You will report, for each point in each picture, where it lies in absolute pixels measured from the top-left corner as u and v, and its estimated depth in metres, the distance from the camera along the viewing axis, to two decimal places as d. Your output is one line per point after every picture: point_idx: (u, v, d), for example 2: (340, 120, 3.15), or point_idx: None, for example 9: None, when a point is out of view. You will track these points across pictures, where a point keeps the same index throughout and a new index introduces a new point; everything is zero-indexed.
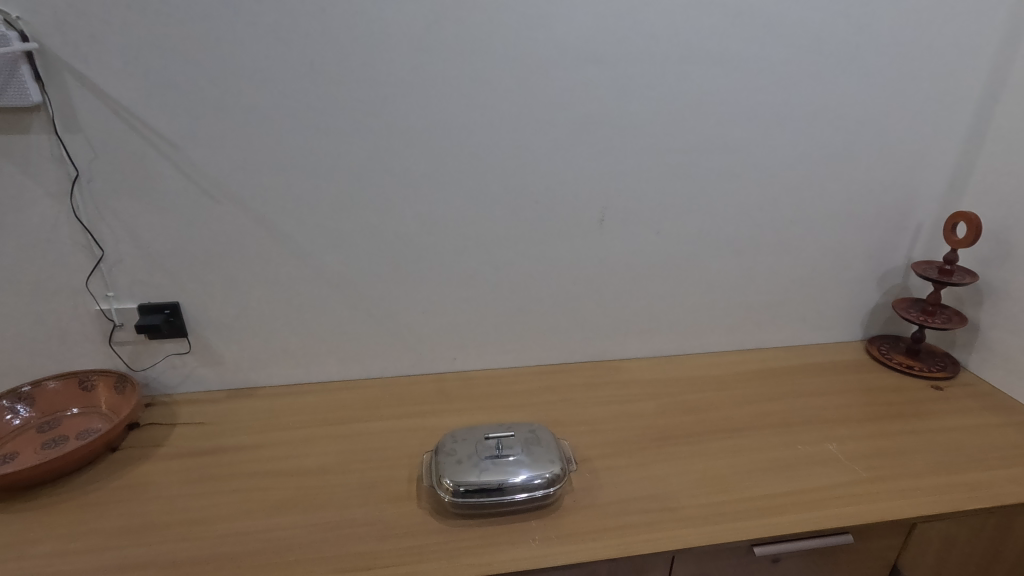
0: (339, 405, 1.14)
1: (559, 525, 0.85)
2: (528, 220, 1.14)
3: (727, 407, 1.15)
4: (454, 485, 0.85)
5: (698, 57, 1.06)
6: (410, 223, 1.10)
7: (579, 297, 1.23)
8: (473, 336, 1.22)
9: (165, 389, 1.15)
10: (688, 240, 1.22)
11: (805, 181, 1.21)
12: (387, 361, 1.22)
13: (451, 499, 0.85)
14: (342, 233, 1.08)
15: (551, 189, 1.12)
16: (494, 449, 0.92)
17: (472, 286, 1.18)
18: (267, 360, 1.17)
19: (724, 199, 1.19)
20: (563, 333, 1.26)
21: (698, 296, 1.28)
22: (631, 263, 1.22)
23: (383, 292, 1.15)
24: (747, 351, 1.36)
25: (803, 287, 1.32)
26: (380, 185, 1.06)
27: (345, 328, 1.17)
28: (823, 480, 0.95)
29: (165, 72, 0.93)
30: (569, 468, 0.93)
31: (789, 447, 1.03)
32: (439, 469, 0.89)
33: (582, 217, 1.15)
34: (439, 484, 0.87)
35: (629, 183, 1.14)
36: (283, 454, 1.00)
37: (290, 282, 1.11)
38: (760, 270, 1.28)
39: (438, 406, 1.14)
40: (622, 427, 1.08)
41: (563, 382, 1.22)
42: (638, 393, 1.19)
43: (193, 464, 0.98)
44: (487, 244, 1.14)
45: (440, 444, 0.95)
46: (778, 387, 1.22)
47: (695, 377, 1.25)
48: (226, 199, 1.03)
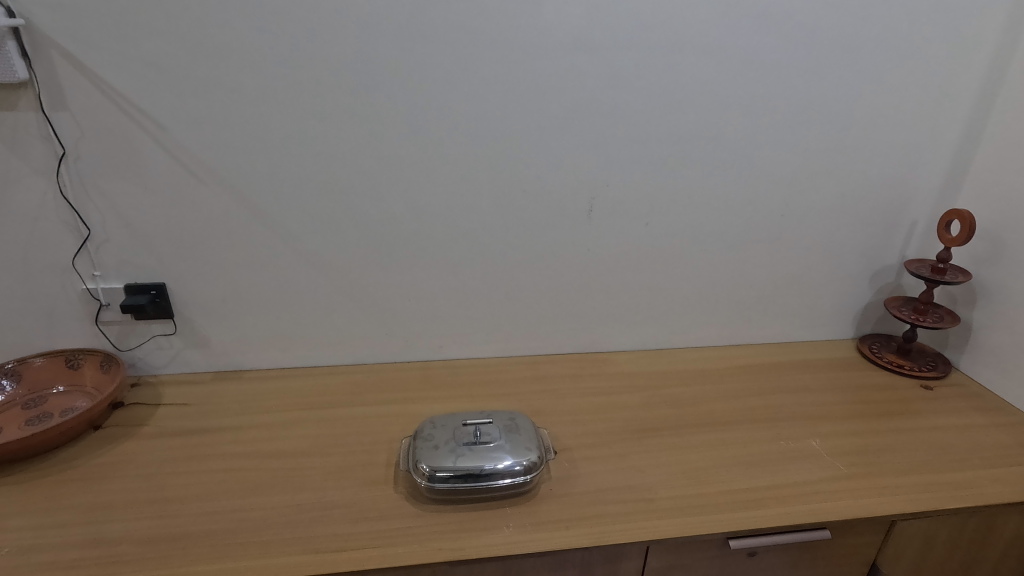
0: (323, 390, 1.14)
1: (533, 513, 0.85)
2: (514, 210, 1.13)
3: (711, 401, 1.14)
4: (430, 470, 0.85)
5: (688, 47, 1.05)
6: (397, 209, 1.10)
7: (567, 288, 1.22)
8: (459, 324, 1.22)
9: (152, 370, 1.16)
10: (678, 233, 1.21)
11: (797, 174, 1.20)
12: (373, 347, 1.22)
13: (427, 484, 0.85)
14: (329, 217, 1.08)
15: (538, 178, 1.11)
16: (472, 435, 0.92)
17: (459, 275, 1.17)
18: (253, 344, 1.17)
19: (715, 192, 1.18)
20: (549, 324, 1.26)
21: (687, 289, 1.27)
22: (620, 254, 1.21)
23: (369, 279, 1.15)
24: (736, 346, 1.35)
25: (794, 283, 1.31)
26: (367, 170, 1.06)
27: (331, 313, 1.17)
28: (803, 476, 0.94)
29: (151, 52, 0.93)
30: (548, 458, 0.93)
31: (771, 443, 1.02)
32: (416, 454, 0.89)
33: (570, 206, 1.15)
34: (414, 469, 0.87)
35: (617, 174, 1.13)
36: (264, 436, 1.00)
37: (277, 266, 1.11)
38: (750, 265, 1.27)
39: (421, 394, 1.13)
40: (604, 419, 1.07)
41: (549, 373, 1.22)
42: (623, 385, 1.18)
43: (174, 444, 0.98)
44: (474, 232, 1.14)
45: (419, 429, 0.95)
46: (765, 383, 1.21)
47: (682, 371, 1.24)
48: (213, 180, 1.03)
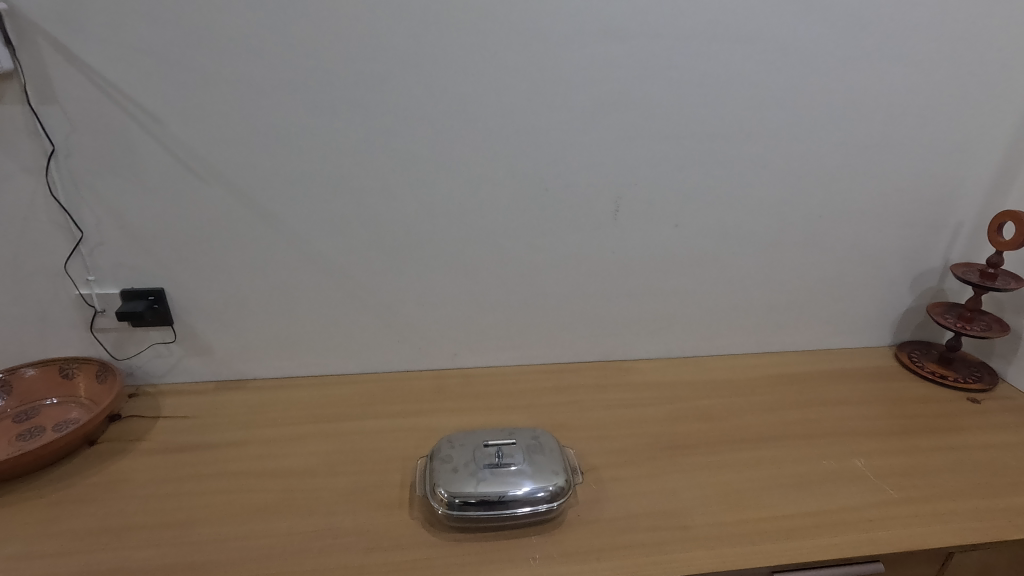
0: (332, 401, 1.08)
1: (560, 543, 0.78)
2: (535, 209, 1.06)
3: (745, 414, 1.07)
4: (450, 498, 0.79)
5: (726, 34, 0.97)
6: (411, 210, 1.03)
7: (589, 293, 1.15)
8: (476, 331, 1.15)
9: (151, 379, 1.09)
10: (709, 234, 1.13)
11: (838, 171, 1.12)
12: (385, 355, 1.15)
13: (446, 512, 0.79)
14: (338, 217, 1.01)
15: (561, 176, 1.04)
16: (493, 456, 0.85)
17: (476, 279, 1.10)
18: (257, 351, 1.11)
19: (749, 192, 1.11)
20: (570, 330, 1.19)
21: (716, 294, 1.20)
22: (646, 257, 1.14)
23: (380, 283, 1.08)
24: (767, 354, 1.28)
25: (830, 288, 1.23)
26: (379, 168, 0.99)
27: (340, 319, 1.10)
28: (850, 501, 0.87)
29: (147, 40, 0.85)
30: (575, 482, 0.86)
31: (813, 462, 0.95)
32: (434, 478, 0.83)
33: (596, 206, 1.07)
34: (432, 495, 0.81)
35: (646, 171, 1.06)
36: (270, 454, 0.94)
37: (283, 270, 1.04)
38: (784, 268, 1.20)
39: (436, 405, 1.07)
40: (632, 434, 1.00)
41: (570, 382, 1.15)
42: (650, 397, 1.11)
43: (173, 461, 0.92)
44: (493, 233, 1.07)
45: (435, 449, 0.88)
46: (801, 394, 1.13)
47: (711, 381, 1.17)
48: (214, 179, 0.96)
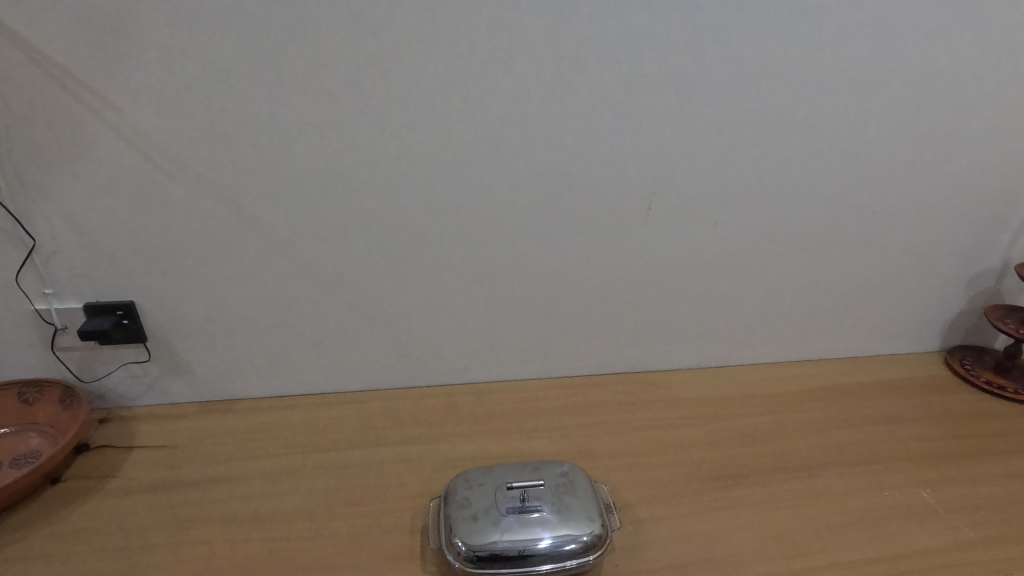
0: (329, 425, 0.96)
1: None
2: (557, 208, 0.93)
3: (790, 436, 0.96)
4: (469, 553, 0.68)
5: (782, 4, 0.83)
6: (416, 211, 0.90)
7: (616, 300, 1.03)
8: (488, 343, 1.03)
9: (124, 402, 0.97)
10: (750, 234, 1.01)
11: (896, 162, 0.99)
12: (388, 370, 1.03)
13: (466, 569, 0.68)
14: (332, 219, 0.88)
15: (588, 170, 0.91)
16: (517, 498, 0.74)
17: (490, 286, 0.98)
18: (244, 369, 0.98)
19: (796, 187, 0.98)
20: (593, 341, 1.07)
21: (755, 298, 1.08)
22: (680, 260, 1.02)
23: (382, 292, 0.96)
24: (807, 362, 1.16)
25: (878, 290, 1.12)
26: (380, 164, 0.86)
27: (336, 332, 0.98)
28: (919, 544, 0.77)
29: (100, 13, 0.71)
30: (611, 527, 0.74)
31: (872, 494, 0.85)
32: (449, 527, 0.71)
33: (625, 204, 0.95)
34: (447, 549, 0.70)
35: (684, 164, 0.93)
36: (259, 492, 0.83)
37: (271, 279, 0.92)
38: (830, 270, 1.08)
39: (447, 429, 0.95)
40: (668, 463, 0.89)
41: (595, 399, 1.03)
42: (683, 416, 1.00)
43: (147, 504, 0.80)
44: (510, 236, 0.94)
45: (449, 490, 0.77)
46: (849, 410, 1.03)
47: (749, 395, 1.06)
48: (188, 177, 0.83)
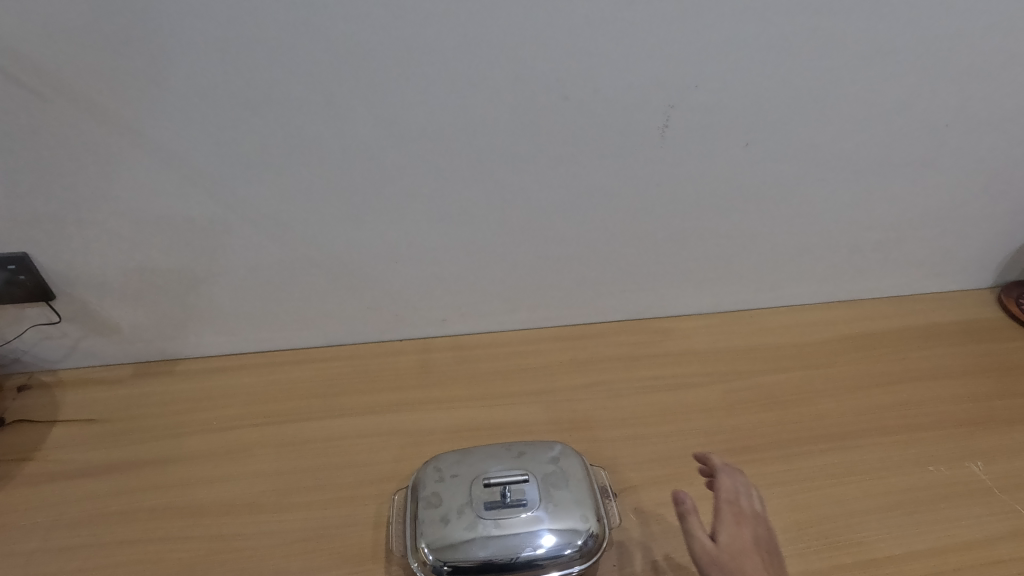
0: (284, 391, 0.83)
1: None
2: (551, 130, 0.72)
3: (819, 398, 0.83)
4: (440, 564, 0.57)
5: None
6: (368, 136, 0.69)
7: (621, 241, 0.85)
8: (468, 292, 0.87)
9: (46, 365, 0.83)
10: (792, 154, 0.80)
11: (999, 54, 0.74)
12: (352, 325, 0.88)
13: None
14: (259, 148, 0.68)
15: (590, 76, 0.68)
16: (497, 492, 0.62)
17: (466, 228, 0.79)
18: (181, 328, 0.83)
19: (860, 94, 0.75)
20: (593, 287, 0.90)
21: (787, 236, 0.90)
22: (702, 192, 0.82)
23: (335, 238, 0.77)
24: (840, 304, 1.01)
25: (938, 222, 0.93)
26: (314, 71, 0.63)
27: (286, 285, 0.81)
28: (970, 533, 0.66)
29: None
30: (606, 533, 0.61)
31: (915, 471, 0.73)
32: (416, 530, 0.60)
33: (638, 124, 0.73)
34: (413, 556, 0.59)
35: (717, 69, 0.70)
36: (200, 477, 0.71)
37: (194, 224, 0.73)
38: (884, 199, 0.88)
39: (422, 395, 0.82)
40: (678, 436, 0.77)
41: (594, 355, 0.89)
42: (695, 374, 0.87)
43: (68, 493, 0.69)
44: (488, 165, 0.74)
45: (415, 482, 0.65)
46: (888, 365, 0.89)
47: (771, 347, 0.92)
48: (56, 93, 0.61)
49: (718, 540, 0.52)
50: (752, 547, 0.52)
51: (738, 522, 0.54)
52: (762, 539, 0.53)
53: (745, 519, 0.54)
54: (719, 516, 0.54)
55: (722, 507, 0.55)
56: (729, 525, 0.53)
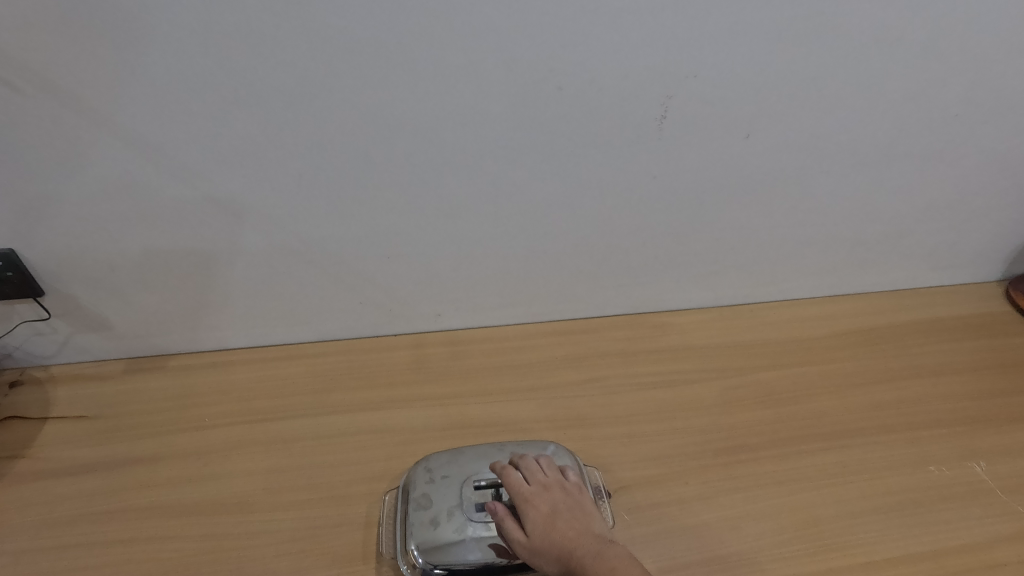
0: (277, 387, 0.82)
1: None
2: (545, 122, 0.69)
3: (819, 395, 0.81)
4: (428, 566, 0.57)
5: None
6: (356, 130, 0.67)
7: (618, 235, 0.83)
8: (463, 287, 0.86)
9: (38, 361, 0.83)
10: (793, 146, 0.77)
11: (1010, 43, 0.72)
12: (345, 320, 0.87)
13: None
14: (244, 142, 0.66)
15: (586, 66, 0.65)
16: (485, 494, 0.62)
17: (459, 223, 0.78)
18: (173, 324, 0.83)
19: (865, 84, 0.73)
20: (590, 281, 0.89)
21: (790, 228, 0.88)
22: (702, 185, 0.80)
23: (325, 233, 0.76)
24: (842, 297, 0.99)
25: (944, 214, 0.90)
26: (299, 64, 0.61)
27: (277, 281, 0.80)
28: (971, 535, 0.65)
29: None
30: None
31: (915, 471, 0.72)
32: (406, 532, 0.60)
33: (635, 115, 0.71)
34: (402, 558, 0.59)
35: (718, 57, 0.67)
36: (192, 476, 0.70)
37: (181, 220, 0.72)
38: (888, 191, 0.85)
39: (415, 392, 0.81)
40: (674, 434, 0.76)
41: (591, 350, 0.88)
42: (693, 370, 0.85)
43: (59, 492, 0.69)
44: (480, 159, 0.71)
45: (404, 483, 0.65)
46: (891, 361, 0.87)
47: (771, 342, 0.90)
48: (33, 87, 0.59)
49: (525, 526, 0.56)
50: (550, 517, 0.56)
51: (531, 500, 0.57)
52: (556, 510, 0.56)
53: (537, 496, 0.58)
54: (518, 499, 0.58)
55: (513, 494, 0.59)
56: (523, 504, 0.57)
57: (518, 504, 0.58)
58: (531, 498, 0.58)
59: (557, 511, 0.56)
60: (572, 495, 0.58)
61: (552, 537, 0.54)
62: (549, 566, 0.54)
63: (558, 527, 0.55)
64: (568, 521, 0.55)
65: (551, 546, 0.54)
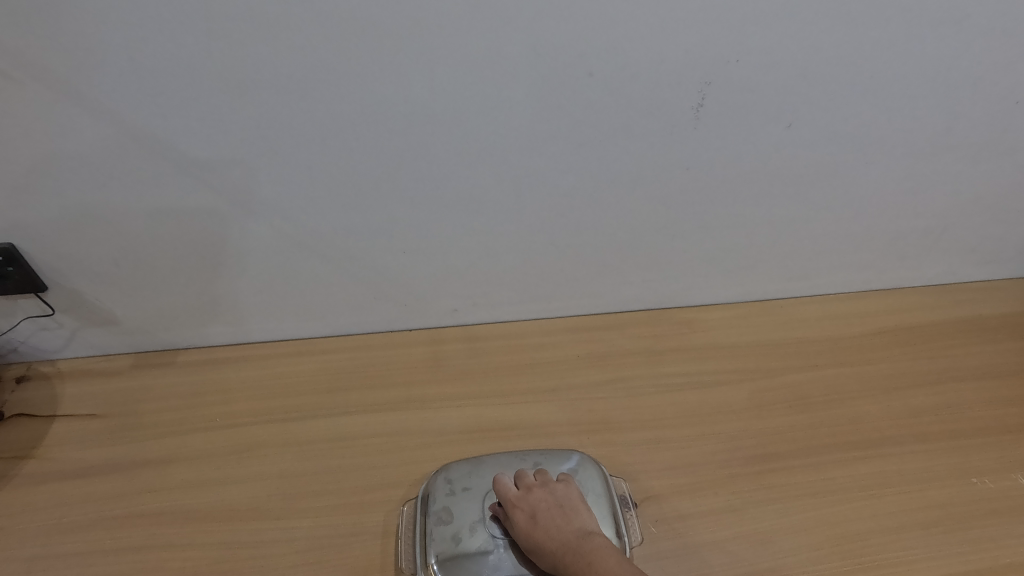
0: (289, 385, 0.79)
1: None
2: (573, 111, 0.64)
3: (854, 400, 0.78)
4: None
5: None
6: (371, 119, 0.62)
7: (645, 230, 0.79)
8: (481, 282, 0.82)
9: (44, 356, 0.81)
10: (837, 136, 0.72)
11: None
12: (359, 315, 0.84)
13: None
14: (253, 133, 0.62)
15: (619, 51, 0.60)
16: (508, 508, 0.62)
17: (478, 216, 0.73)
18: (182, 319, 0.80)
19: (920, 69, 0.67)
20: (614, 277, 0.85)
21: (827, 223, 0.83)
22: (737, 177, 0.75)
23: (338, 227, 0.72)
24: (877, 293, 0.94)
25: (993, 208, 0.84)
26: (308, 46, 0.56)
27: (288, 275, 0.77)
28: (1016, 554, 0.62)
29: None
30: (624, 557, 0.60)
31: (957, 484, 0.69)
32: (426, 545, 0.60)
33: (669, 104, 0.65)
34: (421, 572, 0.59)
35: (764, 39, 0.61)
36: (205, 479, 0.69)
37: (187, 214, 0.68)
38: (936, 183, 0.80)
39: (432, 391, 0.79)
40: (703, 440, 0.73)
41: (614, 349, 0.84)
42: (721, 371, 0.82)
43: (70, 495, 0.67)
44: (502, 151, 0.67)
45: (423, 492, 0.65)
46: (929, 363, 0.83)
47: (803, 342, 0.86)
48: (23, 74, 0.54)
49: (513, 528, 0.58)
50: (534, 517, 0.58)
51: (516, 504, 0.60)
52: (538, 510, 0.58)
53: (522, 499, 0.60)
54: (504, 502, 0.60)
55: (501, 498, 0.61)
56: (509, 508, 0.59)
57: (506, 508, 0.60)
58: (517, 502, 0.60)
59: (541, 511, 0.58)
60: (556, 494, 0.60)
61: (537, 538, 0.56)
62: (543, 564, 0.55)
63: (542, 526, 0.57)
64: (551, 520, 0.57)
65: (536, 546, 0.56)
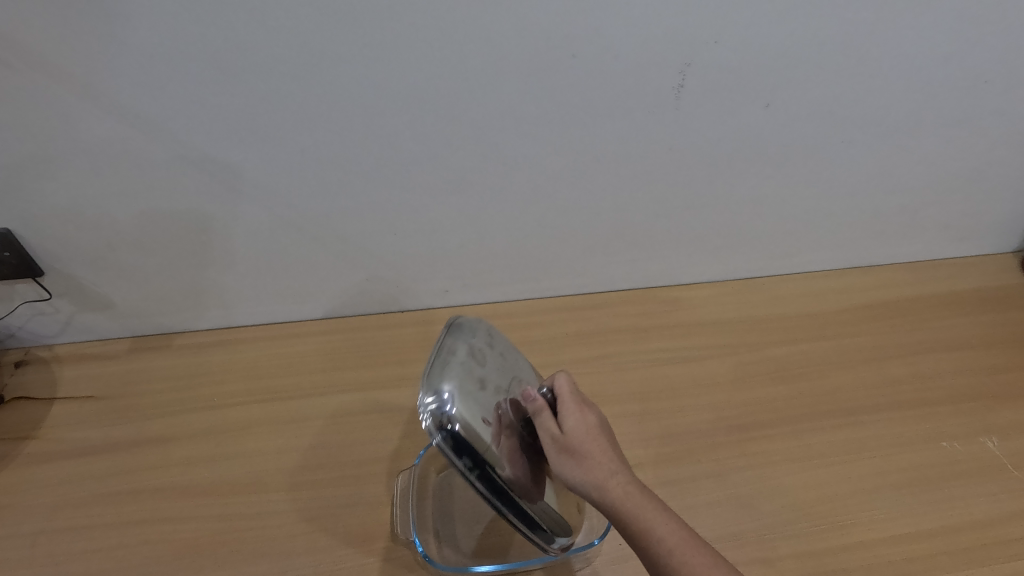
0: (284, 365, 0.81)
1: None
2: (558, 93, 0.66)
3: (832, 371, 0.81)
4: (459, 434, 0.49)
5: None
6: (360, 102, 0.64)
7: (631, 210, 0.81)
8: (471, 262, 0.84)
9: (42, 341, 0.82)
10: (815, 115, 0.74)
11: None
12: (352, 297, 0.85)
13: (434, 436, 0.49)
14: (245, 117, 0.63)
15: (601, 33, 0.62)
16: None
17: (467, 197, 0.75)
18: (176, 303, 0.81)
19: (893, 49, 0.69)
20: (601, 256, 0.87)
21: (808, 201, 0.85)
22: (719, 157, 0.77)
23: (330, 209, 0.73)
24: (856, 270, 0.97)
25: (966, 185, 0.87)
26: (298, 31, 0.57)
27: (281, 257, 0.78)
28: (982, 511, 0.66)
29: None
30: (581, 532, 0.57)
31: (928, 447, 0.72)
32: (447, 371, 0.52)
33: (650, 84, 0.67)
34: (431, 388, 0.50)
35: (740, 21, 0.63)
36: (204, 456, 0.70)
37: (181, 197, 0.69)
38: (910, 161, 0.83)
39: (425, 369, 0.81)
40: (688, 412, 0.75)
41: (602, 326, 0.87)
42: (706, 346, 0.84)
43: (73, 473, 0.69)
44: (489, 133, 0.69)
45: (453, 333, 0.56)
46: (905, 335, 0.86)
47: (784, 317, 0.89)
48: (17, 59, 0.55)
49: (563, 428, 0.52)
50: (595, 429, 0.52)
51: (579, 409, 0.53)
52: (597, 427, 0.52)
53: (585, 409, 0.54)
54: (561, 404, 0.54)
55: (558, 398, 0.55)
56: (571, 411, 0.53)
57: (563, 409, 0.54)
58: (580, 408, 0.54)
59: (600, 429, 0.52)
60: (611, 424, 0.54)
61: (590, 449, 0.50)
62: (571, 469, 0.50)
63: (599, 442, 0.51)
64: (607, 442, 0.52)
65: (581, 455, 0.50)
